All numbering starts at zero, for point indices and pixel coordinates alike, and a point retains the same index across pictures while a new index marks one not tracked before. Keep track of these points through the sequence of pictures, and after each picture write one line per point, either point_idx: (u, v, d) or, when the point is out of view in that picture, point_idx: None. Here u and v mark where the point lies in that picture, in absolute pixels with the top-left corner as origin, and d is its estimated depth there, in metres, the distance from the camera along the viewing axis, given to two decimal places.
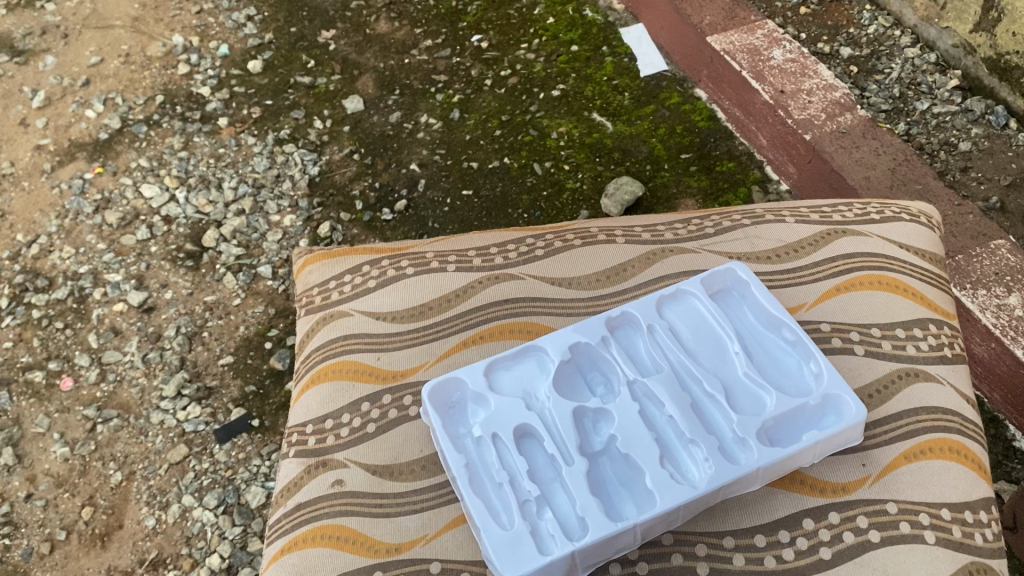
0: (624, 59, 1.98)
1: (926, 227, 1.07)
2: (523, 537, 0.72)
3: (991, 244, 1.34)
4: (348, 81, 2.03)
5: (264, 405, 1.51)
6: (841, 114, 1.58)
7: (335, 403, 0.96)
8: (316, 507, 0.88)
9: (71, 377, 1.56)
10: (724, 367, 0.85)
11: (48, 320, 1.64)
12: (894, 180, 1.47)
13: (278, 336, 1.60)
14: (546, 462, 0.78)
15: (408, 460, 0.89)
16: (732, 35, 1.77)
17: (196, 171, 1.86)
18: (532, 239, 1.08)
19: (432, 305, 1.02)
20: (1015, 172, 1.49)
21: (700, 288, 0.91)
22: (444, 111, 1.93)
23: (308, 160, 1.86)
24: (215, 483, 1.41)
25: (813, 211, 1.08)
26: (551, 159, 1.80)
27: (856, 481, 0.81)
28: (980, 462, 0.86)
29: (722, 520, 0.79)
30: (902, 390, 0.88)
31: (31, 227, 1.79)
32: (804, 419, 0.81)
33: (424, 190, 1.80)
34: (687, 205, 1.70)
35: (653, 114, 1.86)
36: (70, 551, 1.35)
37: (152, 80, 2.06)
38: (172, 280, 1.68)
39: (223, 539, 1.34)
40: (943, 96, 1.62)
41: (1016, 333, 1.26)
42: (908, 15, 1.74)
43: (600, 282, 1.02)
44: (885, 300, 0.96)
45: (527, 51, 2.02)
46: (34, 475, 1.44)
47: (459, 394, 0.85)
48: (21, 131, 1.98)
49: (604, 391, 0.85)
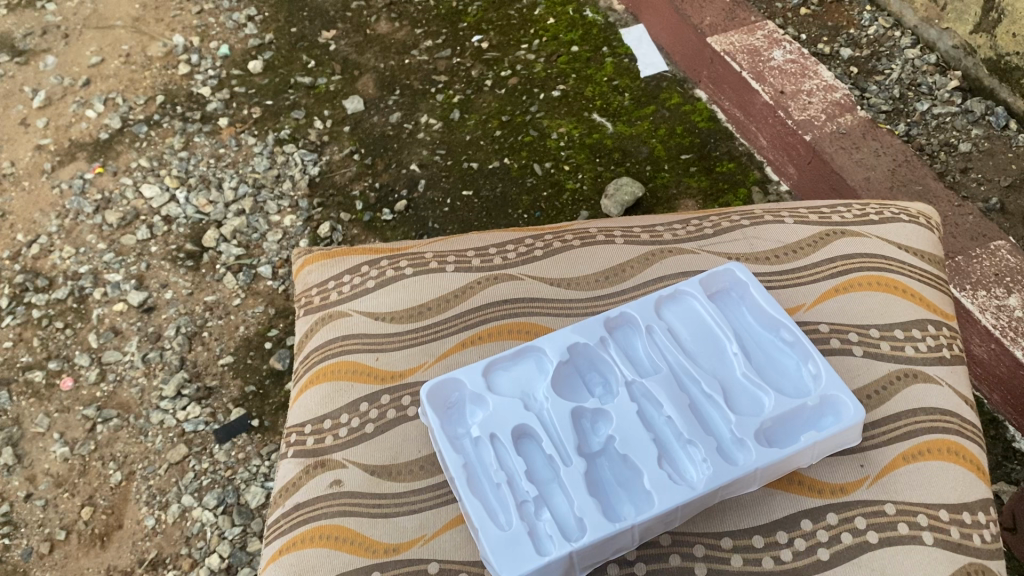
0: (624, 59, 1.98)
1: (925, 228, 1.07)
2: (521, 537, 0.72)
3: (992, 245, 1.34)
4: (348, 82, 2.03)
5: (264, 405, 1.51)
6: (841, 115, 1.58)
7: (334, 403, 0.96)
8: (315, 507, 0.88)
9: (71, 377, 1.56)
10: (723, 368, 0.85)
11: (48, 319, 1.64)
12: (894, 181, 1.47)
13: (278, 336, 1.60)
14: (544, 462, 0.78)
15: (407, 460, 0.89)
16: (732, 36, 1.77)
17: (196, 172, 1.86)
18: (532, 239, 1.08)
19: (431, 306, 1.02)
20: (1015, 173, 1.49)
21: (699, 288, 0.91)
22: (444, 111, 1.93)
23: (308, 160, 1.86)
24: (215, 483, 1.41)
25: (813, 212, 1.08)
26: (551, 159, 1.81)
27: (855, 482, 0.81)
28: (979, 463, 0.86)
29: (721, 521, 0.79)
30: (900, 391, 0.88)
31: (31, 227, 1.79)
32: (803, 420, 0.81)
33: (424, 190, 1.80)
34: (687, 205, 1.70)
35: (653, 114, 1.86)
36: (70, 551, 1.35)
37: (152, 80, 2.06)
38: (172, 280, 1.68)
39: (223, 539, 1.34)
40: (943, 96, 1.62)
41: (1016, 334, 1.26)
42: (908, 16, 1.74)
43: (599, 282, 1.02)
44: (884, 301, 0.96)
45: (527, 51, 2.03)
46: (34, 474, 1.45)
47: (459, 394, 0.85)
48: (22, 131, 1.99)
49: (602, 392, 0.85)
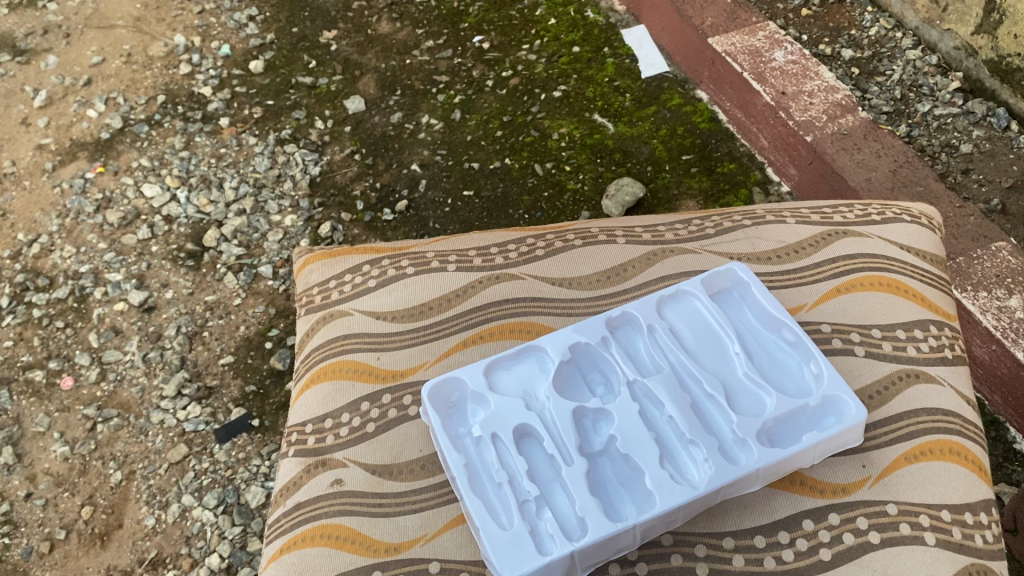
0: (626, 60, 1.98)
1: (927, 229, 1.06)
2: (522, 537, 0.72)
3: (993, 246, 1.34)
4: (349, 82, 2.03)
5: (264, 405, 1.51)
6: (842, 116, 1.58)
7: (335, 402, 0.96)
8: (314, 507, 0.88)
9: (71, 376, 1.56)
10: (724, 368, 0.85)
11: (49, 319, 1.64)
12: (895, 182, 1.47)
13: (278, 336, 1.60)
14: (545, 462, 0.78)
15: (408, 459, 0.89)
16: (733, 37, 1.77)
17: (197, 171, 1.86)
18: (532, 239, 1.08)
19: (432, 305, 1.01)
20: (1016, 174, 1.48)
21: (700, 288, 0.91)
22: (445, 112, 1.93)
23: (309, 160, 1.86)
24: (215, 482, 1.41)
25: (814, 212, 1.07)
26: (553, 160, 1.80)
27: (856, 482, 0.81)
28: (980, 464, 0.85)
29: (723, 521, 0.79)
30: (902, 391, 0.88)
31: (31, 227, 1.79)
32: (804, 420, 0.80)
33: (425, 191, 1.80)
34: (688, 206, 1.70)
35: (654, 115, 1.86)
36: (69, 550, 1.35)
37: (154, 80, 2.06)
38: (173, 280, 1.68)
39: (223, 539, 1.34)
40: (945, 97, 1.62)
41: (1017, 335, 1.25)
42: (909, 17, 1.74)
43: (601, 282, 1.02)
44: (886, 302, 0.96)
45: (528, 51, 2.03)
46: (34, 474, 1.44)
47: (459, 393, 0.85)
48: (23, 130, 1.99)
49: (604, 391, 0.85)
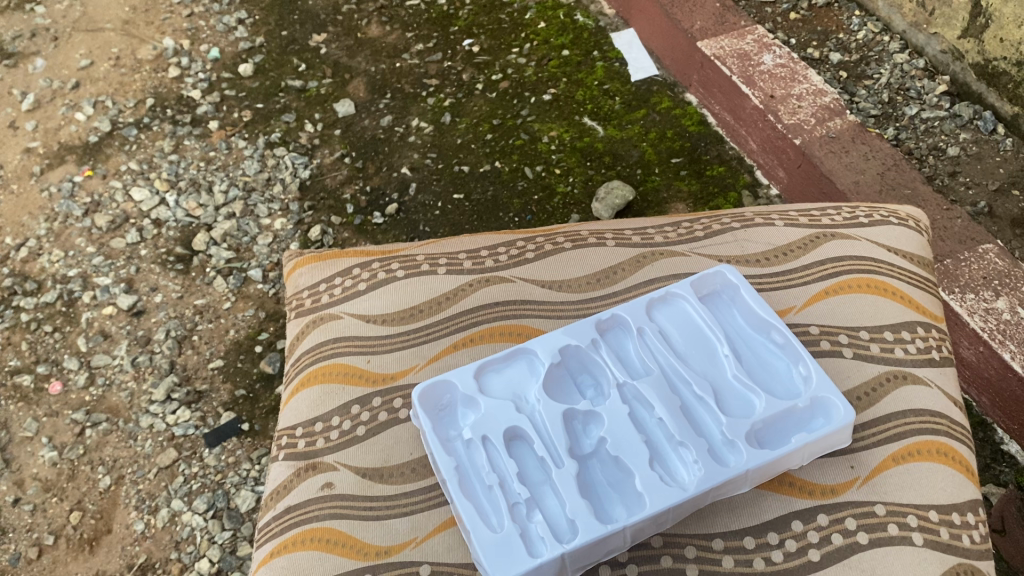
0: (615, 63, 1.99)
1: (915, 231, 1.07)
2: (512, 539, 0.71)
3: (980, 248, 1.35)
4: (339, 85, 2.03)
5: (254, 409, 1.50)
6: (831, 119, 1.59)
7: (326, 406, 0.96)
8: (305, 511, 0.88)
9: (59, 381, 1.55)
10: (713, 369, 0.85)
11: (36, 323, 1.63)
12: (883, 185, 1.48)
13: (267, 340, 1.59)
14: (536, 464, 0.78)
15: (398, 463, 0.88)
16: (722, 41, 1.78)
17: (186, 175, 1.85)
18: (523, 242, 1.08)
19: (424, 308, 1.01)
20: (1003, 177, 1.50)
21: (689, 291, 0.91)
22: (435, 115, 1.93)
23: (299, 163, 1.86)
24: (204, 487, 1.40)
25: (803, 215, 1.08)
26: (542, 163, 1.81)
27: (845, 483, 0.81)
28: (967, 464, 0.86)
29: (712, 522, 0.79)
30: (890, 393, 0.88)
31: (19, 230, 1.78)
32: (792, 422, 0.81)
33: (415, 194, 1.79)
34: (677, 209, 1.71)
35: (644, 118, 1.87)
36: (58, 555, 1.34)
37: (142, 83, 2.05)
38: (162, 283, 1.67)
39: (213, 544, 1.33)
40: (932, 101, 1.63)
41: (1004, 337, 1.26)
42: (897, 21, 1.75)
43: (591, 285, 1.02)
44: (873, 303, 0.96)
45: (518, 55, 2.03)
46: (22, 479, 1.43)
47: (450, 396, 0.85)
48: (10, 134, 1.97)
49: (594, 394, 0.85)
